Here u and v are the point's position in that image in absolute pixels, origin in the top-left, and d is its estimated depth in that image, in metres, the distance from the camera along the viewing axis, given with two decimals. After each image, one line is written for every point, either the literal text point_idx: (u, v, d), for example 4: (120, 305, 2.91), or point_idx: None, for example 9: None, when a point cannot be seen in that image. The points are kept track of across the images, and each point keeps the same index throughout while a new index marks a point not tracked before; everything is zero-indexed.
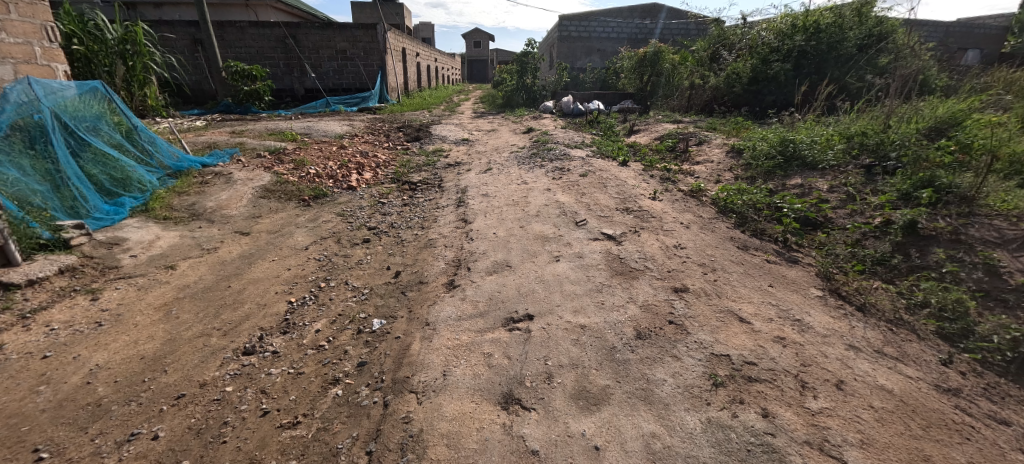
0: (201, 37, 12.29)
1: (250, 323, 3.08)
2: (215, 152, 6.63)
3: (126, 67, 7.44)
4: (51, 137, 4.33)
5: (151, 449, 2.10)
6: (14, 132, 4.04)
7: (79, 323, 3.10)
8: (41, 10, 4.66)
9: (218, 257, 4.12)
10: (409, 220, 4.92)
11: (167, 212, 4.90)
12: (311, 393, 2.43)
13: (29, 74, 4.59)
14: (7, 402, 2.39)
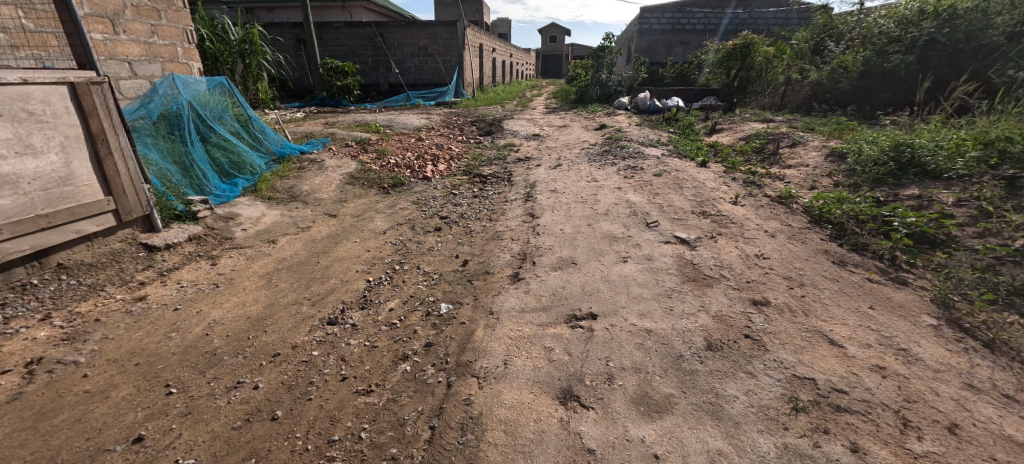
0: (304, 37, 13.52)
1: (334, 296, 3.38)
2: (311, 141, 7.29)
3: (243, 65, 8.40)
4: (185, 125, 5.04)
5: (252, 396, 2.39)
6: (159, 121, 4.77)
7: (200, 283, 3.60)
8: (184, 16, 5.43)
9: (310, 236, 4.55)
10: (478, 212, 5.07)
11: (271, 192, 5.50)
12: (384, 366, 2.62)
13: (173, 72, 5.37)
14: (148, 343, 2.86)
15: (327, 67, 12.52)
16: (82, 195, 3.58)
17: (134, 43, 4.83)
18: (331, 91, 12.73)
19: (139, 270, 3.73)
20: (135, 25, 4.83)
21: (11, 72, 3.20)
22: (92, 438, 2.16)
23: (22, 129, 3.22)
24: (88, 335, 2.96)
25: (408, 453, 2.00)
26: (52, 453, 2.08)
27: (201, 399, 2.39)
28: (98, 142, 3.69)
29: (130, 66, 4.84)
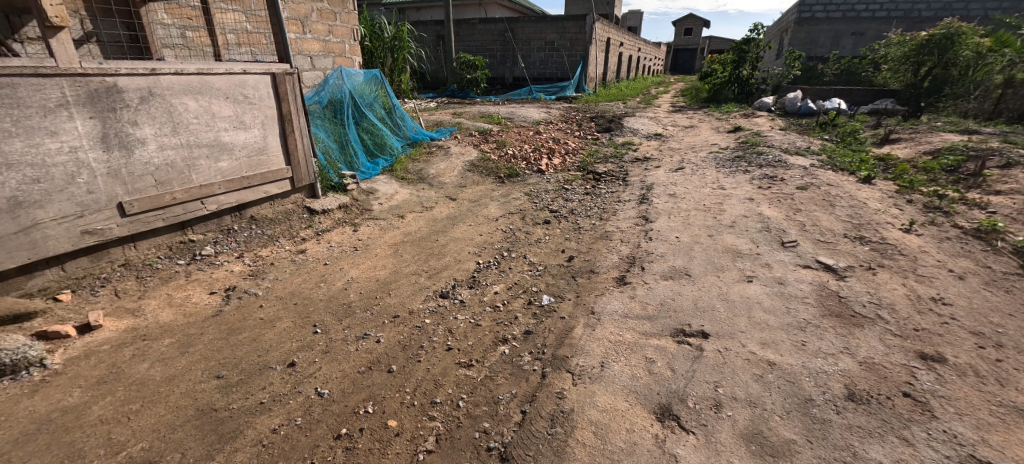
0: (444, 33, 14.61)
1: (449, 272, 3.65)
2: (441, 129, 7.90)
3: (392, 59, 9.37)
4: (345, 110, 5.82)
5: (375, 348, 2.72)
6: (327, 107, 5.58)
7: (344, 245, 4.18)
8: (352, 16, 6.25)
9: (432, 215, 4.96)
10: (588, 209, 5.00)
11: (404, 173, 6.10)
12: (484, 344, 2.75)
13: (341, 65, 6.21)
14: (303, 288, 3.43)
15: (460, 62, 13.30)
16: (271, 163, 4.40)
17: (316, 41, 5.70)
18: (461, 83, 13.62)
19: (302, 228, 4.50)
20: (317, 25, 5.70)
21: (236, 63, 3.97)
22: (261, 355, 2.67)
23: (239, 110, 4.05)
24: (265, 273, 3.66)
25: (499, 431, 2.08)
26: (236, 360, 2.63)
27: (337, 342, 2.78)
28: (285, 122, 4.47)
29: (311, 60, 5.73)
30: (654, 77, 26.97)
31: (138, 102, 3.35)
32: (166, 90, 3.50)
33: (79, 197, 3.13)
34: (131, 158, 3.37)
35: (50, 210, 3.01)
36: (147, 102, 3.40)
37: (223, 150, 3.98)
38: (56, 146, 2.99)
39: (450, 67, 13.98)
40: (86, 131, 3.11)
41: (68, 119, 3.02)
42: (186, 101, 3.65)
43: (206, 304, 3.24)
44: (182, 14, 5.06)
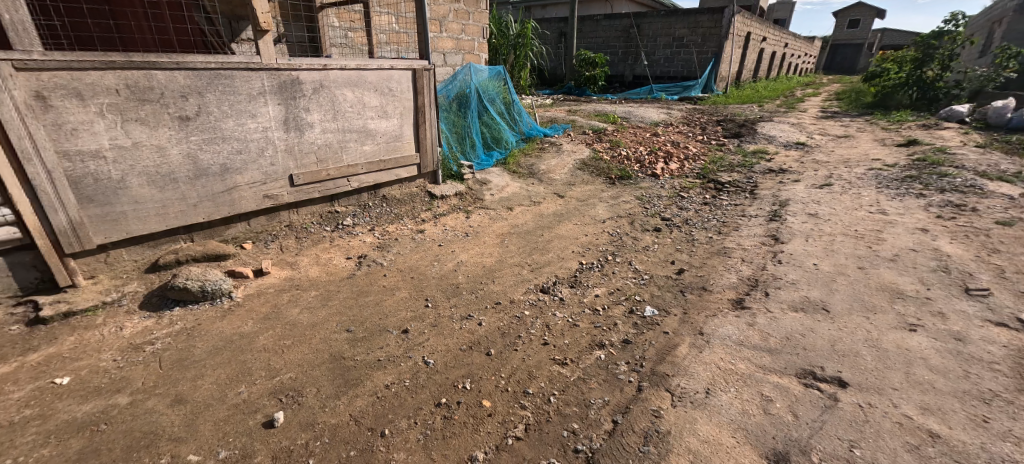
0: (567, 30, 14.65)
1: (551, 268, 3.67)
2: (555, 126, 7.95)
3: (514, 56, 9.61)
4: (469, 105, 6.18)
5: (477, 330, 2.86)
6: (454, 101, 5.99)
7: (456, 230, 4.47)
8: (484, 15, 6.55)
9: (539, 210, 5.02)
10: (706, 221, 4.61)
11: (516, 167, 6.29)
12: (580, 344, 2.72)
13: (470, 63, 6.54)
14: (420, 264, 3.75)
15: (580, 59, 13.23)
16: (403, 150, 4.87)
17: (450, 39, 6.10)
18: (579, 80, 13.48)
19: (423, 210, 4.91)
20: (453, 25, 6.09)
21: (386, 60, 4.45)
22: (382, 319, 2.99)
23: (384, 101, 4.53)
24: (390, 247, 4.07)
25: (588, 435, 2.05)
26: (361, 319, 2.99)
27: (444, 318, 2.99)
28: (419, 113, 4.89)
29: (444, 57, 6.12)
30: (803, 77, 23.69)
31: (312, 92, 3.94)
32: (332, 82, 4.06)
33: (264, 168, 3.82)
34: (302, 138, 3.99)
35: (245, 176, 3.72)
36: (318, 92, 3.99)
37: (368, 136, 4.50)
38: (253, 126, 3.66)
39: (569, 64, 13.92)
40: (274, 114, 3.76)
41: (263, 105, 3.67)
42: (345, 93, 4.19)
43: (342, 266, 3.73)
44: (349, 18, 5.79)
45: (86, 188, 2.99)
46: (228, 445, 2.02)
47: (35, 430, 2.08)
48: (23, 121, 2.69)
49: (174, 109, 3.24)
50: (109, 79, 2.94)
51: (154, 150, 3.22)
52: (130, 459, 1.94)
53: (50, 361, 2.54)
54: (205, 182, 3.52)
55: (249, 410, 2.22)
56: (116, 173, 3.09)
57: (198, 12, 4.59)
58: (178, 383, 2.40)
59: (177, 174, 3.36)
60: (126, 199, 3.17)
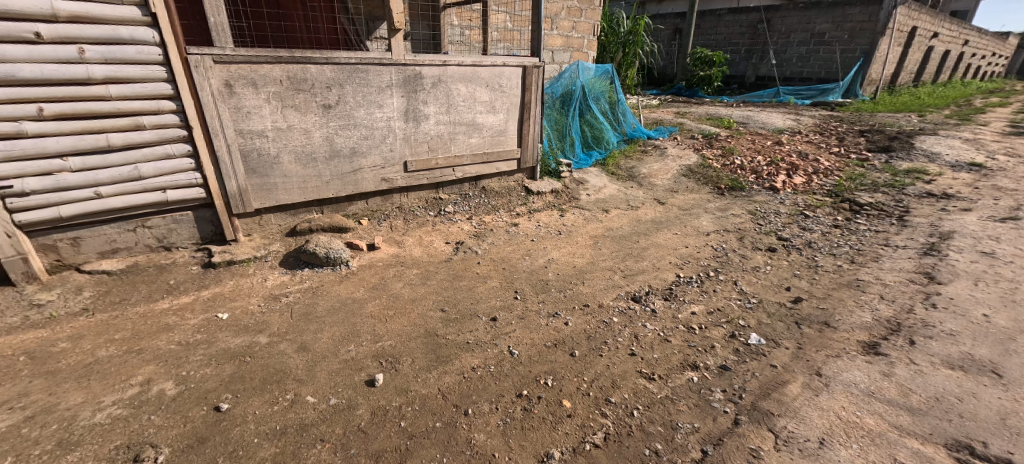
0: (683, 27, 13.71)
1: (644, 277, 3.52)
2: (661, 128, 7.59)
3: (621, 55, 9.17)
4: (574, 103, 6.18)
5: (563, 329, 2.86)
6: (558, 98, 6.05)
7: (550, 227, 4.49)
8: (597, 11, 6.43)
9: (637, 216, 4.83)
10: (835, 246, 4.03)
11: (615, 169, 6.15)
12: (671, 361, 2.57)
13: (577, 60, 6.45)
14: (512, 257, 3.85)
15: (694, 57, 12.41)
16: (506, 144, 5.03)
17: (559, 37, 6.08)
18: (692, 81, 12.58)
19: (519, 205, 5.02)
20: (564, 22, 6.06)
21: (499, 57, 4.61)
22: (473, 304, 3.14)
23: (493, 96, 4.71)
24: (485, 236, 4.25)
25: (672, 459, 1.94)
26: (454, 301, 3.17)
27: (531, 312, 3.04)
28: (525, 109, 4.99)
29: (551, 54, 6.12)
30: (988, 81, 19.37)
31: (431, 86, 4.24)
32: (449, 77, 4.33)
33: (384, 153, 4.22)
34: (419, 128, 4.32)
35: (369, 159, 4.15)
36: (436, 86, 4.28)
37: (476, 129, 4.72)
38: (380, 115, 4.06)
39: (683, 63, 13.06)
40: (398, 106, 4.12)
41: (389, 96, 4.05)
42: (460, 87, 4.43)
43: (441, 250, 3.97)
44: (467, 17, 6.07)
45: (250, 161, 3.58)
46: (338, 394, 2.29)
47: (202, 352, 2.57)
48: (214, 104, 3.30)
49: (320, 98, 3.72)
50: (276, 71, 3.47)
51: (302, 133, 3.73)
52: (264, 390, 2.30)
53: (214, 299, 3.11)
54: (338, 163, 3.99)
55: (355, 367, 2.49)
56: (272, 150, 3.64)
57: (341, 13, 5.14)
58: (303, 333, 2.78)
59: (317, 154, 3.86)
60: (278, 172, 3.73)
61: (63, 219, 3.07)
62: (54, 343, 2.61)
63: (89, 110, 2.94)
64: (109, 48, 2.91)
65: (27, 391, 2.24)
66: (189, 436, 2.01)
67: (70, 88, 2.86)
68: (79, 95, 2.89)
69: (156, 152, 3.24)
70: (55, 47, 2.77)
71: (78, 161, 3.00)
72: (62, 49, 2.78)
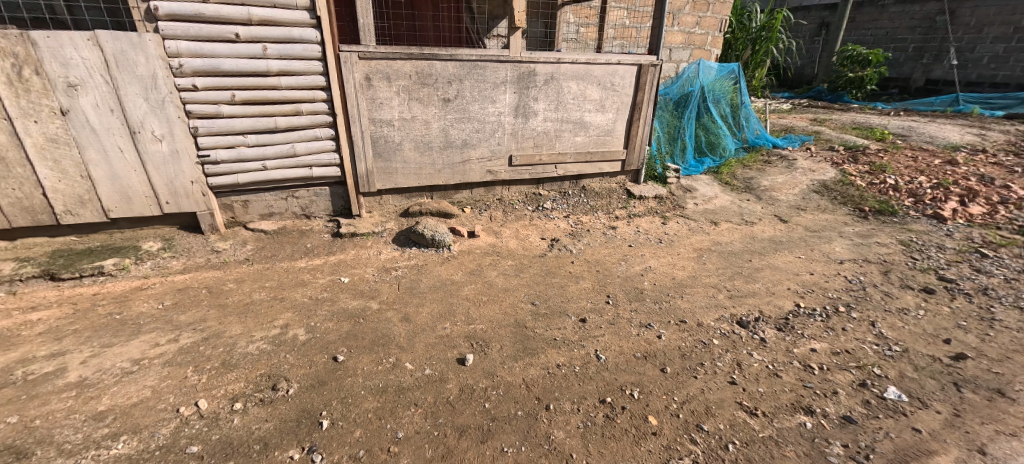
0: (832, 21, 11.93)
1: (754, 301, 3.20)
2: (790, 136, 6.79)
3: (750, 52, 8.30)
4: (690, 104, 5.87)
5: (655, 342, 2.74)
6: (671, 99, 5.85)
7: (650, 234, 4.31)
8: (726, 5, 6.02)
9: (752, 232, 4.40)
10: (1020, 296, 3.25)
11: (730, 178, 5.69)
12: (779, 397, 2.31)
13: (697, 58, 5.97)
14: (607, 260, 3.78)
15: (844, 56, 10.95)
16: (612, 144, 4.93)
17: (680, 33, 5.70)
18: (838, 84, 10.97)
19: (618, 207, 4.90)
20: (688, 18, 5.64)
21: (615, 54, 4.50)
22: (563, 302, 3.17)
23: (604, 95, 4.63)
24: (581, 236, 4.23)
25: None
26: (545, 297, 3.22)
27: (622, 319, 2.97)
28: (636, 110, 4.83)
29: (669, 52, 5.79)
30: None
31: (543, 83, 4.31)
32: (561, 75, 4.35)
33: (492, 147, 4.42)
34: (527, 124, 4.44)
35: (478, 151, 4.38)
36: (548, 84, 4.34)
37: (582, 127, 4.70)
38: (492, 110, 4.25)
39: (828, 63, 11.54)
40: (509, 101, 4.28)
41: (503, 92, 4.22)
42: (571, 85, 4.44)
43: (537, 245, 4.05)
44: (584, 15, 5.94)
45: (378, 146, 4.01)
46: (432, 366, 2.48)
47: (326, 309, 2.97)
48: (355, 95, 3.75)
49: (441, 92, 4.01)
50: (407, 66, 3.82)
51: (422, 123, 4.07)
52: (372, 350, 2.59)
53: (338, 265, 3.56)
54: (450, 153, 4.28)
55: (449, 344, 2.67)
56: (396, 137, 4.04)
57: (465, 13, 5.47)
58: (408, 305, 3.06)
59: (433, 143, 4.18)
60: (399, 158, 4.13)
61: (239, 185, 3.75)
62: (223, 283, 3.22)
63: (265, 97, 3.55)
64: (284, 47, 3.46)
65: (204, 317, 2.81)
66: (312, 377, 2.35)
67: (254, 79, 3.47)
68: (259, 85, 3.49)
69: (308, 134, 3.79)
70: (246, 46, 3.37)
71: (254, 138, 3.64)
72: (251, 47, 3.38)
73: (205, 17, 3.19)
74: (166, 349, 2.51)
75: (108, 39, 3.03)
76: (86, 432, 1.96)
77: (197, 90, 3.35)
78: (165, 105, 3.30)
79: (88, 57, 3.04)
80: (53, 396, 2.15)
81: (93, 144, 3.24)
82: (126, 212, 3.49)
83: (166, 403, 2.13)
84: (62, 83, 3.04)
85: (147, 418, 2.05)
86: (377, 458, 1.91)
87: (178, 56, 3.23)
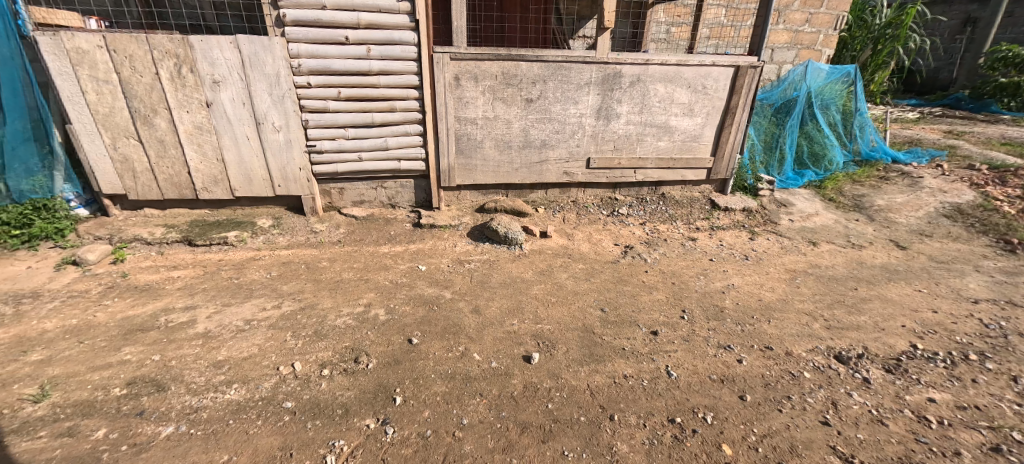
0: (981, 16, 10.06)
1: (857, 335, 2.85)
2: (916, 149, 5.92)
3: (871, 52, 7.35)
4: (793, 110, 5.44)
5: (735, 366, 2.55)
6: (770, 104, 5.51)
7: (735, 250, 4.02)
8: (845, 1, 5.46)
9: (859, 256, 3.93)
10: None
11: (835, 195, 5.12)
12: (882, 447, 2.04)
13: (803, 59, 5.72)
14: (684, 273, 3.60)
15: (994, 57, 9.39)
16: (698, 151, 4.67)
17: (786, 32, 5.51)
18: (983, 90, 9.42)
19: (700, 218, 4.63)
20: (795, 15, 5.43)
21: (709, 55, 4.24)
22: (635, 312, 3.07)
23: (694, 98, 4.39)
24: (657, 245, 4.07)
25: None
26: (615, 304, 3.15)
27: (698, 337, 2.81)
28: (729, 115, 4.51)
29: (771, 52, 5.64)
30: None
31: (628, 85, 4.20)
32: (649, 77, 4.21)
33: (571, 148, 4.40)
34: (608, 127, 4.36)
35: (556, 153, 4.39)
36: (633, 85, 4.22)
37: (667, 132, 4.51)
38: (573, 111, 4.24)
39: (971, 66, 10.04)
40: (592, 103, 4.22)
41: (586, 94, 4.17)
42: (658, 87, 4.27)
43: (610, 251, 3.96)
44: (675, 13, 5.66)
45: (460, 143, 4.19)
46: (498, 360, 2.54)
47: (404, 293, 3.17)
48: (444, 93, 3.95)
49: (525, 92, 4.08)
50: (494, 67, 3.93)
51: (504, 123, 4.17)
52: (444, 337, 2.71)
53: (417, 253, 3.77)
54: (529, 152, 4.34)
55: (516, 341, 2.72)
56: (478, 135, 4.18)
57: (553, 14, 5.55)
58: (478, 298, 3.16)
59: (513, 142, 4.27)
60: (479, 155, 4.27)
61: (337, 174, 4.12)
62: (319, 261, 3.57)
63: (365, 94, 3.86)
64: (385, 48, 3.73)
65: (302, 289, 3.14)
66: (390, 356, 2.52)
67: (358, 78, 3.79)
68: (361, 83, 3.80)
69: (400, 129, 4.06)
70: (354, 47, 3.68)
71: (353, 131, 3.98)
72: (357, 48, 3.69)
73: (321, 22, 3.54)
74: (271, 313, 2.84)
75: (245, 42, 3.49)
76: (208, 376, 2.29)
77: (310, 87, 3.73)
78: (284, 100, 3.72)
79: (228, 58, 3.52)
80: (185, 342, 2.53)
81: (226, 133, 3.75)
82: (247, 192, 4.00)
83: (269, 360, 2.42)
84: (208, 80, 3.55)
85: (254, 371, 2.34)
86: (443, 440, 2.00)
87: (297, 57, 3.62)
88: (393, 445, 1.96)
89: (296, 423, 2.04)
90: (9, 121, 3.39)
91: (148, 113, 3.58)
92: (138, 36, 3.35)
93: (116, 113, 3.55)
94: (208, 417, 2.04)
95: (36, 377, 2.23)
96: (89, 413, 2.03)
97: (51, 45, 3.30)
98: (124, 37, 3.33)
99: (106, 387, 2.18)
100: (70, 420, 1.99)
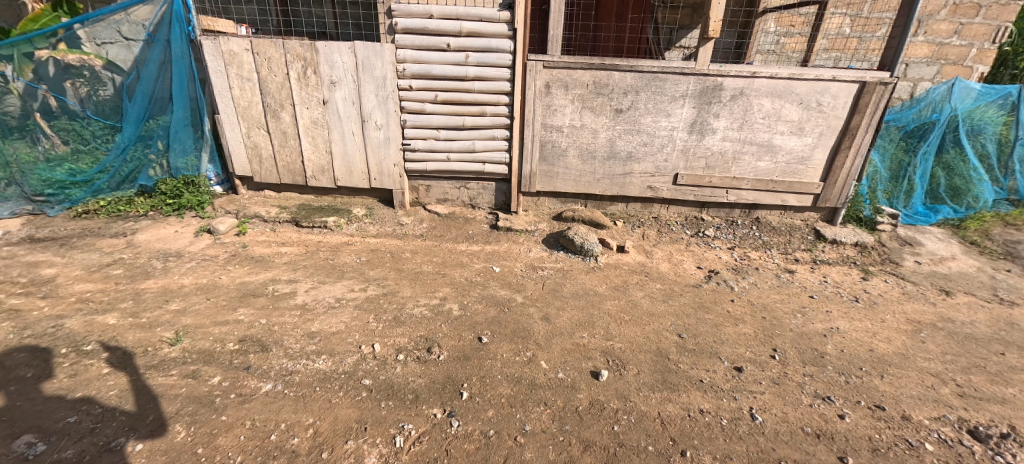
0: None
1: (1001, 410, 2.38)
2: None
3: None
4: (929, 136, 4.74)
5: (835, 422, 2.25)
6: (900, 127, 4.87)
7: (842, 289, 3.57)
8: (1011, 10, 4.68)
9: (1007, 314, 3.29)
10: None
11: (980, 238, 4.34)
12: None
13: (948, 76, 5.00)
14: (777, 308, 3.27)
15: None
16: (805, 174, 4.23)
17: (925, 44, 4.93)
18: None
19: (800, 249, 4.18)
20: (941, 25, 4.84)
21: (829, 69, 3.82)
22: (717, 343, 2.84)
23: (805, 116, 3.98)
24: (746, 274, 3.75)
25: None
26: (695, 332, 2.94)
27: (791, 381, 2.53)
28: (847, 137, 4.03)
29: (905, 67, 5.06)
30: None
31: (729, 99, 3.93)
32: (753, 91, 3.90)
33: (658, 162, 4.22)
34: (702, 143, 4.12)
35: (641, 166, 4.24)
36: (735, 100, 3.94)
37: (769, 152, 4.14)
38: (665, 124, 4.06)
39: None
40: (686, 116, 4.02)
41: (680, 106, 3.98)
42: (764, 102, 3.94)
43: (692, 274, 3.73)
44: (789, 22, 5.20)
45: (544, 150, 4.21)
46: (565, 371, 2.50)
47: (477, 292, 3.25)
48: (534, 100, 4.00)
49: (615, 103, 3.99)
50: (586, 76, 3.90)
51: (591, 132, 4.12)
52: (512, 340, 2.73)
53: (492, 254, 3.85)
54: (613, 164, 4.24)
55: (584, 355, 2.65)
56: (563, 143, 4.18)
57: (651, 23, 5.52)
58: (550, 306, 3.14)
59: (598, 153, 4.20)
60: (562, 164, 4.26)
61: (426, 171, 4.35)
62: (403, 251, 3.80)
63: (460, 98, 4.04)
64: (483, 55, 3.86)
65: (387, 276, 3.36)
66: (460, 351, 2.59)
67: (454, 83, 3.98)
68: (457, 88, 3.99)
69: (488, 133, 4.19)
70: (454, 54, 3.87)
71: (445, 133, 4.19)
72: (457, 55, 3.87)
73: (428, 30, 3.78)
74: (358, 295, 3.07)
75: (362, 48, 3.83)
76: (302, 344, 2.53)
77: (411, 89, 4.00)
78: (388, 101, 4.02)
79: (346, 61, 3.88)
80: (286, 311, 2.83)
81: (336, 128, 4.13)
82: (347, 182, 4.37)
83: (354, 338, 2.61)
84: (327, 81, 3.95)
85: (340, 346, 2.54)
86: (504, 442, 2.01)
87: (403, 62, 3.90)
88: (456, 438, 2.01)
89: (372, 400, 2.18)
90: (174, 109, 4.08)
91: (276, 107, 4.08)
92: (276, 41, 3.82)
93: (252, 107, 4.09)
94: (300, 381, 2.25)
95: (173, 323, 2.63)
96: (208, 361, 2.34)
97: (211, 48, 3.89)
98: (266, 42, 3.82)
99: (223, 341, 2.50)
100: (194, 365, 2.31)
